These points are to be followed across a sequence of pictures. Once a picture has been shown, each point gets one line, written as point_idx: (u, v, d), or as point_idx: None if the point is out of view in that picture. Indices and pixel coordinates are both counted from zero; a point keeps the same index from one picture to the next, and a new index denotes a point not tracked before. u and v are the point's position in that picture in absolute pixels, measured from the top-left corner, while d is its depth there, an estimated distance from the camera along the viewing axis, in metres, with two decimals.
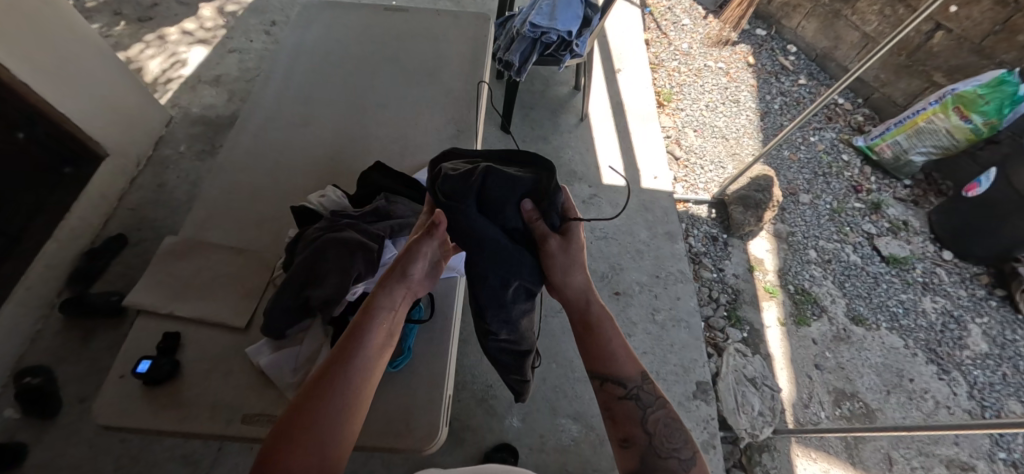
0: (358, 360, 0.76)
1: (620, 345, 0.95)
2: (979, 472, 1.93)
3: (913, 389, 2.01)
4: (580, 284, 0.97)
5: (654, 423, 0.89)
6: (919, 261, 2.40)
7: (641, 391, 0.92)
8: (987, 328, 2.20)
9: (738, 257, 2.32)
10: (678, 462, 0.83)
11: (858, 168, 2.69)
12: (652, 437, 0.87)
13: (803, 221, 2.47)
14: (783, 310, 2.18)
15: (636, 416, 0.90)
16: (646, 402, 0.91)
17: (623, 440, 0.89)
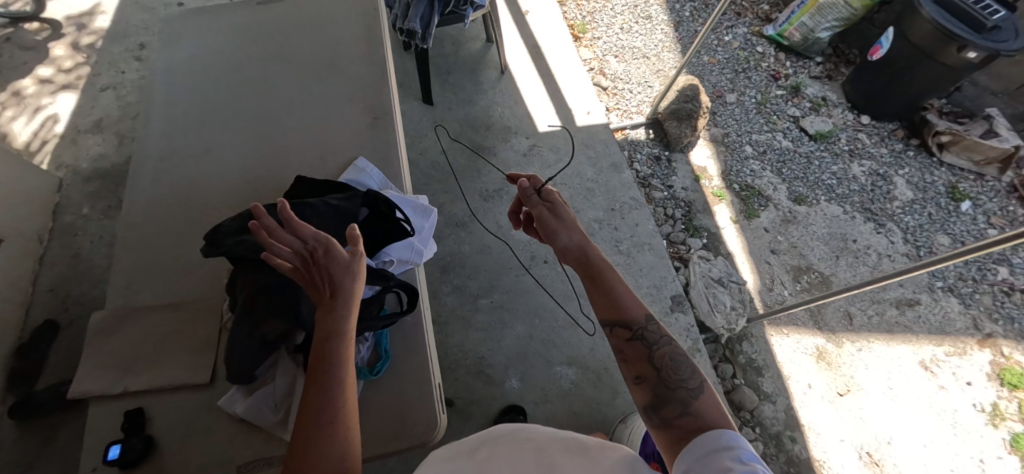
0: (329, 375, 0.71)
1: (622, 287, 0.91)
2: (922, 304, 2.19)
3: (857, 249, 2.21)
4: (575, 232, 1.03)
5: (661, 357, 0.79)
6: (842, 132, 2.55)
7: (646, 329, 0.83)
8: (909, 177, 2.42)
9: (683, 170, 2.39)
10: (688, 391, 0.72)
11: (773, 57, 2.77)
12: (660, 370, 0.77)
13: (734, 120, 2.55)
14: (734, 209, 2.29)
15: (645, 353, 0.80)
16: (654, 340, 0.81)
17: (636, 378, 0.79)
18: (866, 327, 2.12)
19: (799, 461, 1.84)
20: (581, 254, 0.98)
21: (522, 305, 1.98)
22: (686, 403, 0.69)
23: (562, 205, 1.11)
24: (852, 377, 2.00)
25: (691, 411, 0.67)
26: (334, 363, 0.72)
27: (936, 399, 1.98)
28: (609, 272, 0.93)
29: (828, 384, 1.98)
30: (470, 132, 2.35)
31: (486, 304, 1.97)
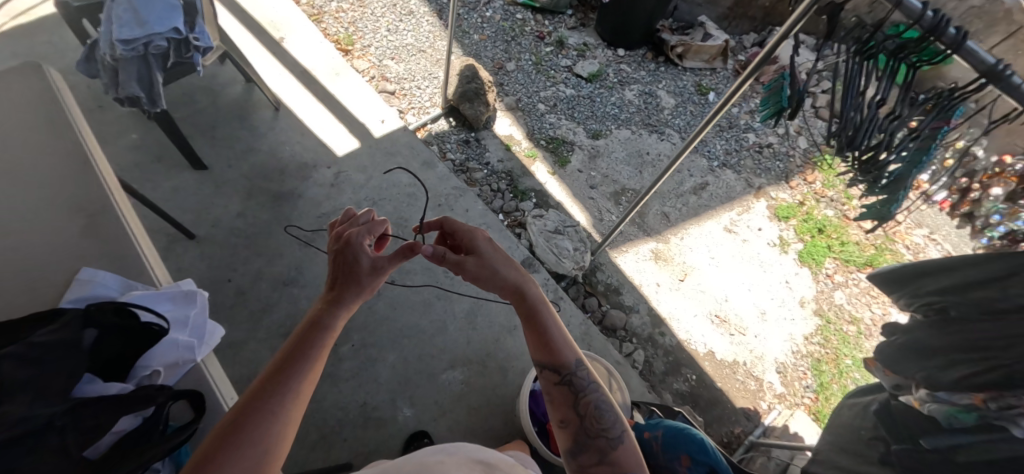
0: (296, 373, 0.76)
1: (564, 347, 0.94)
2: (712, 183, 2.64)
3: (652, 158, 2.58)
4: (513, 289, 0.96)
5: (586, 406, 0.90)
6: (609, 67, 2.91)
7: (575, 376, 0.92)
8: (668, 88, 2.87)
9: (492, 144, 2.50)
10: (608, 440, 0.85)
11: (533, 20, 3.02)
12: (585, 419, 0.88)
13: (521, 85, 2.74)
14: (548, 163, 2.48)
15: (573, 398, 0.90)
16: (582, 387, 0.91)
17: (559, 421, 0.91)
18: (680, 219, 2.48)
19: (671, 350, 2.12)
20: (517, 297, 0.95)
21: (387, 332, 1.89)
22: (606, 450, 0.84)
23: (493, 253, 1.00)
24: (685, 262, 2.36)
25: (606, 461, 0.83)
26: (307, 349, 0.79)
27: (745, 251, 2.46)
28: (551, 326, 0.95)
29: (669, 276, 2.30)
30: (265, 182, 2.16)
31: (349, 350, 1.83)
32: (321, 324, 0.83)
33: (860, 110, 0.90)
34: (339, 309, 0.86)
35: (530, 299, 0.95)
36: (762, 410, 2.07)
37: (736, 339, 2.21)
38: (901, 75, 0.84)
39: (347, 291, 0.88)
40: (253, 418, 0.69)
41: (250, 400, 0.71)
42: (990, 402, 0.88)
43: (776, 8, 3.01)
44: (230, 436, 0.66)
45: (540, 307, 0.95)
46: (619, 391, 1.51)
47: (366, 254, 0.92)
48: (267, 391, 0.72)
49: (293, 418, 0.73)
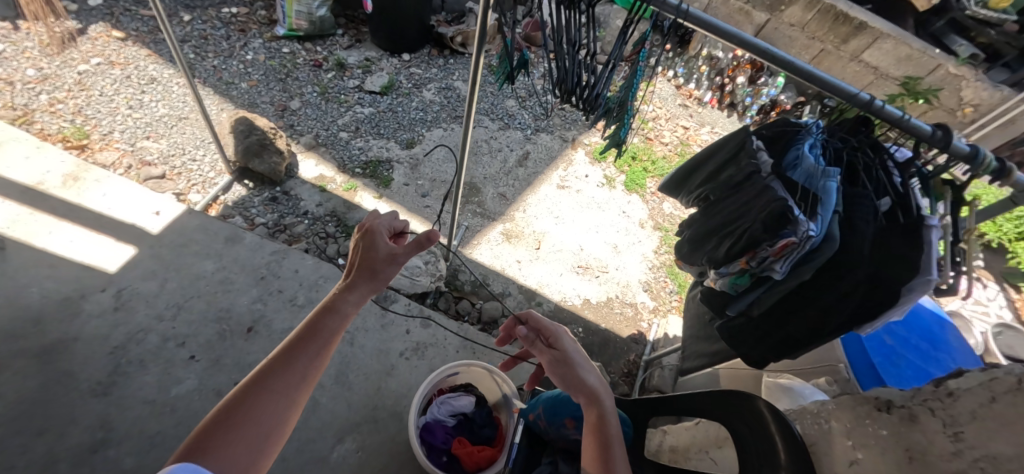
0: (300, 361, 0.73)
1: (621, 460, 0.81)
2: (532, 150, 2.79)
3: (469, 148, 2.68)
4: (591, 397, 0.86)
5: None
6: (400, 75, 2.93)
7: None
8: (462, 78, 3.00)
9: (304, 191, 2.34)
10: None
11: (302, 50, 2.91)
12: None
13: (314, 120, 2.60)
14: (371, 188, 2.40)
15: None
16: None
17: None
18: (517, 192, 2.58)
19: (553, 314, 2.19)
20: (591, 400, 0.86)
21: None
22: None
23: (574, 356, 0.91)
24: (535, 230, 2.46)
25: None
26: (320, 331, 0.78)
27: (582, 200, 2.66)
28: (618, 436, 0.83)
29: (524, 249, 2.37)
30: (9, 339, 1.63)
31: None
32: (339, 307, 0.83)
33: (575, 53, 0.92)
34: (353, 295, 0.85)
35: (604, 410, 0.85)
36: (644, 329, 2.27)
37: (602, 279, 2.38)
38: (589, 11, 0.85)
39: (361, 282, 0.87)
40: (256, 398, 0.66)
41: (268, 368, 0.71)
42: (751, 259, 0.89)
43: None
44: (229, 411, 0.64)
45: (609, 416, 0.85)
46: (504, 382, 1.49)
47: (381, 260, 0.90)
48: (278, 367, 0.71)
49: (295, 404, 0.71)
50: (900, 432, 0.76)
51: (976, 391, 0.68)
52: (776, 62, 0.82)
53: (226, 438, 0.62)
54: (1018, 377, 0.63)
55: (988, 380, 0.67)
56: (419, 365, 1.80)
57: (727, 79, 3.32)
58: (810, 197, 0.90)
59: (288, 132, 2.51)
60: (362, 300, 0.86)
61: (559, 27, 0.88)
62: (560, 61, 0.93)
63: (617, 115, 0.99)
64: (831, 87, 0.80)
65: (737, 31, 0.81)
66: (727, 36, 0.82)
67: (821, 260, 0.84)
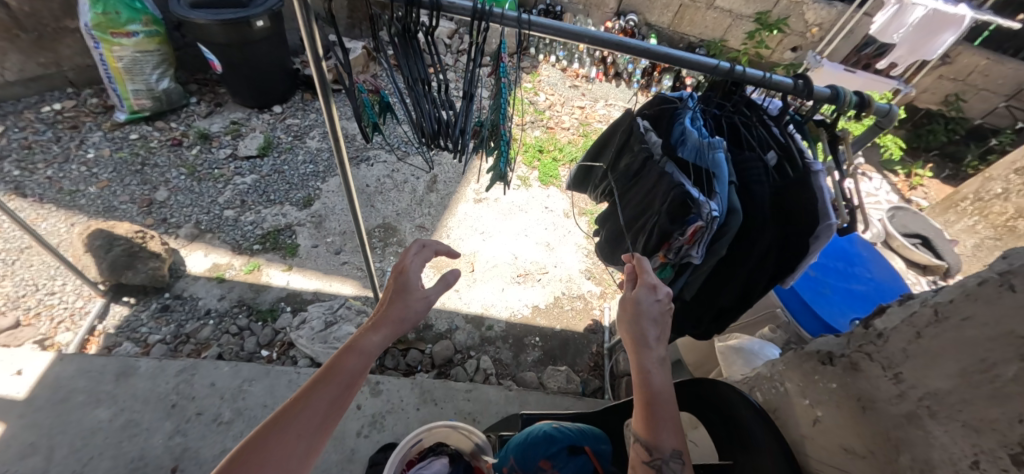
0: (315, 399, 0.61)
1: (669, 426, 0.67)
2: (439, 172, 2.69)
3: (372, 189, 2.51)
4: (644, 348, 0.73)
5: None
6: (277, 132, 2.71)
7: (669, 465, 0.63)
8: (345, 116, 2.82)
9: (200, 288, 2.02)
10: None
11: (155, 131, 2.56)
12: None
13: (190, 206, 2.29)
14: (277, 261, 2.16)
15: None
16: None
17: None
18: (436, 219, 2.46)
19: (506, 334, 2.11)
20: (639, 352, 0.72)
21: None
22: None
23: (645, 304, 0.76)
24: (465, 253, 2.37)
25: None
26: (344, 373, 0.65)
27: (503, 207, 2.60)
28: (665, 397, 0.69)
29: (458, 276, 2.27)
30: None
31: None
32: (364, 343, 0.69)
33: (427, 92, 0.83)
34: (376, 331, 0.71)
35: (644, 364, 0.71)
36: (598, 317, 2.27)
37: (543, 282, 2.34)
38: (429, 40, 0.76)
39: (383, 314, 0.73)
40: (269, 444, 0.56)
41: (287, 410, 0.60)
42: (668, 252, 0.87)
43: None
44: (241, 456, 0.55)
45: (654, 382, 0.70)
46: (474, 433, 1.40)
47: (414, 287, 0.76)
48: (301, 409, 0.60)
49: (310, 452, 0.58)
50: (848, 383, 0.76)
51: (901, 329, 0.68)
52: (629, 50, 0.78)
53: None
54: (933, 306, 0.64)
55: (908, 315, 0.68)
56: (383, 438, 1.61)
57: (606, 51, 3.46)
58: (703, 173, 0.88)
59: (162, 228, 2.17)
60: (386, 335, 0.71)
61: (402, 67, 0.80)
62: (414, 102, 0.84)
63: (493, 144, 0.93)
64: (690, 62, 0.78)
65: (584, 29, 0.75)
66: (573, 37, 0.76)
67: (731, 235, 0.81)
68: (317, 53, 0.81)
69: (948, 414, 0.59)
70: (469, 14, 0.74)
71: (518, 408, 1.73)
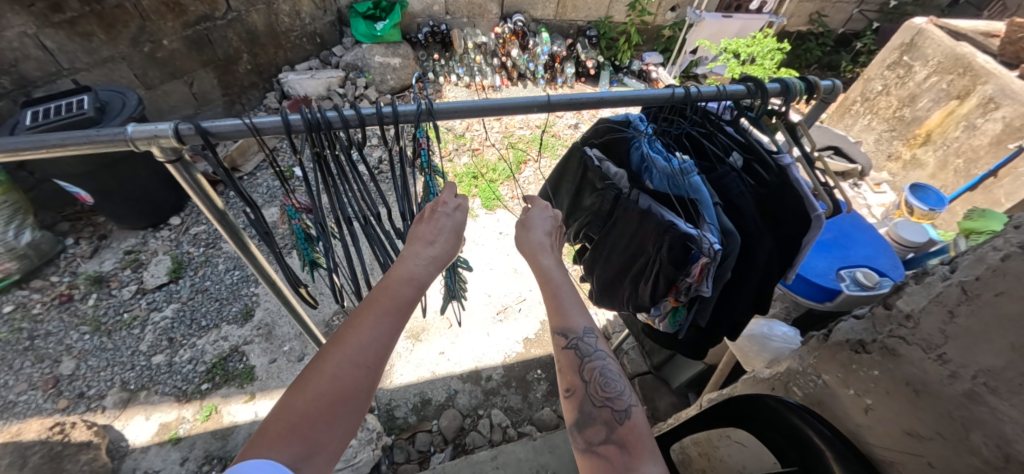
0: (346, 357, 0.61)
1: (577, 310, 0.76)
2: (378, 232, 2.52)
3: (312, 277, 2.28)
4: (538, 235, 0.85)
5: (591, 370, 0.73)
6: (185, 245, 2.39)
7: (583, 341, 0.74)
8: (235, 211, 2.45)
9: (153, 458, 1.71)
10: (613, 411, 0.68)
11: (31, 293, 2.13)
12: (589, 386, 0.72)
13: (108, 367, 1.93)
14: (235, 394, 1.89)
15: (575, 365, 0.73)
16: (588, 352, 0.74)
17: (566, 390, 0.74)
18: None
19: (507, 379, 2.01)
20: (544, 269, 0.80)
21: None
22: (612, 425, 0.67)
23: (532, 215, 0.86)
24: (438, 310, 2.23)
25: (616, 441, 0.65)
26: (397, 304, 0.68)
27: None
28: (564, 284, 0.78)
29: (440, 336, 2.13)
30: None
31: None
32: (411, 270, 0.71)
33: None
34: (421, 258, 0.73)
35: (544, 263, 0.79)
36: None
37: (526, 312, 2.26)
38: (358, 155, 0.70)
39: (419, 240, 0.75)
40: (301, 397, 0.58)
41: (342, 335, 0.64)
42: (680, 293, 0.88)
43: (260, 64, 2.93)
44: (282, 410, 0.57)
45: (558, 285, 0.78)
46: None
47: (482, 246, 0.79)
48: (358, 338, 0.63)
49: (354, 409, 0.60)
50: (890, 368, 0.78)
51: (932, 310, 0.72)
52: (580, 105, 0.74)
53: (298, 402, 0.57)
54: (959, 285, 0.67)
55: (935, 296, 0.71)
56: None
57: (504, 57, 3.42)
58: (687, 201, 0.87)
59: (81, 407, 1.82)
60: (436, 268, 0.74)
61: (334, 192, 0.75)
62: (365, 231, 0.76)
63: None
64: (644, 98, 0.75)
65: (533, 99, 0.71)
66: (525, 109, 0.71)
67: (734, 257, 0.82)
68: (219, 207, 0.72)
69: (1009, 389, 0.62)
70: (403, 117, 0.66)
71: (549, 455, 1.63)
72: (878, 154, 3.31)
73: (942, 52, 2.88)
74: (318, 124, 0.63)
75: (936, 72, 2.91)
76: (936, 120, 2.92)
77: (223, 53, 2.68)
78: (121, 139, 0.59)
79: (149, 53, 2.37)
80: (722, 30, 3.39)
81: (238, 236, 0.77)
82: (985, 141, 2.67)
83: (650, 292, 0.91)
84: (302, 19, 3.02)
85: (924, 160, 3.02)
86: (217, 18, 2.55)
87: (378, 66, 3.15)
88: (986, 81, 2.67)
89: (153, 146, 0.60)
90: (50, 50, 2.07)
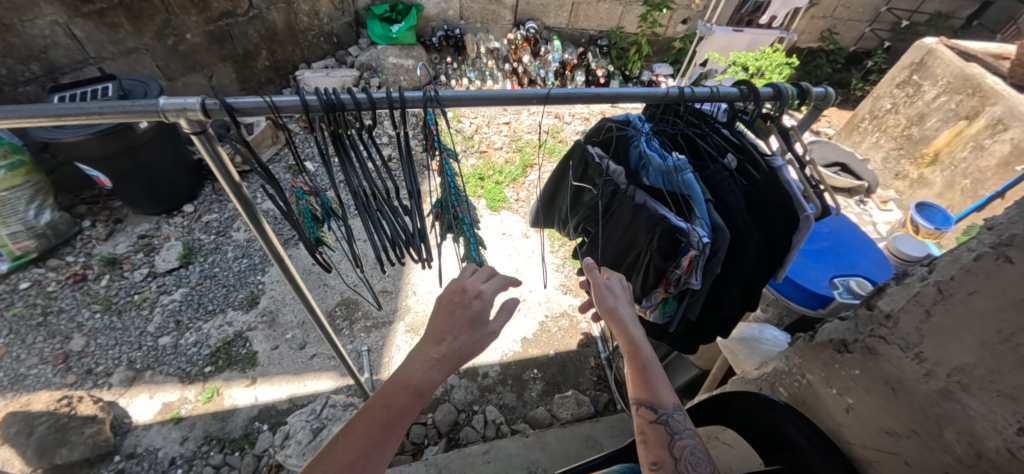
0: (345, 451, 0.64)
1: (663, 387, 0.77)
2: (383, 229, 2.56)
3: (316, 271, 2.32)
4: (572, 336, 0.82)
5: (681, 447, 0.74)
6: (197, 233, 2.45)
7: (672, 417, 0.75)
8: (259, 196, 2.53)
9: (155, 435, 1.75)
10: None
11: (48, 272, 2.20)
12: (679, 463, 0.73)
13: (116, 346, 1.99)
14: (237, 378, 1.94)
15: (666, 438, 0.73)
16: (679, 430, 0.74)
17: (652, 463, 0.75)
18: (397, 279, 2.34)
19: (503, 376, 2.04)
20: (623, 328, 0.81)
21: None
22: None
23: (445, 292, 0.79)
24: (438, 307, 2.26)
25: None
26: (395, 411, 0.67)
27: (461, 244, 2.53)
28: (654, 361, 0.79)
29: None
30: None
31: None
32: (411, 375, 0.70)
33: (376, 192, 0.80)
34: (439, 369, 0.71)
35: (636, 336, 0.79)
36: (587, 329, 2.25)
37: (525, 312, 2.28)
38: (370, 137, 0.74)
39: (429, 339, 0.74)
40: None
41: (334, 445, 0.64)
42: (669, 285, 0.91)
43: (278, 61, 3.01)
44: None
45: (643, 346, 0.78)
46: None
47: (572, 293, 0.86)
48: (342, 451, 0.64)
49: None
50: (871, 367, 0.81)
51: (910, 310, 0.75)
52: (583, 99, 0.77)
53: None
54: (935, 285, 0.70)
55: (913, 296, 0.74)
56: None
57: (515, 63, 3.48)
58: (680, 197, 0.90)
59: (88, 383, 1.87)
60: (440, 372, 0.71)
61: (349, 169, 0.78)
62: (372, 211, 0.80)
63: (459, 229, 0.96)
64: (641, 96, 0.79)
65: (533, 90, 0.74)
66: (528, 99, 0.75)
67: (723, 251, 0.85)
68: (236, 181, 0.75)
69: (980, 386, 0.64)
70: (416, 102, 0.71)
71: (541, 452, 1.64)
72: (886, 172, 3.31)
73: (952, 73, 2.88)
74: (334, 105, 0.68)
75: (945, 92, 2.92)
76: (944, 140, 2.92)
77: (243, 49, 2.77)
78: (153, 111, 0.64)
79: (172, 46, 2.46)
80: (733, 44, 3.42)
81: (252, 212, 0.82)
82: (993, 162, 2.67)
83: (640, 283, 0.95)
84: (320, 19, 3.12)
85: (931, 180, 3.02)
86: (239, 14, 2.64)
87: (392, 67, 3.22)
88: (994, 102, 2.68)
89: (181, 118, 0.65)
90: (78, 39, 2.16)
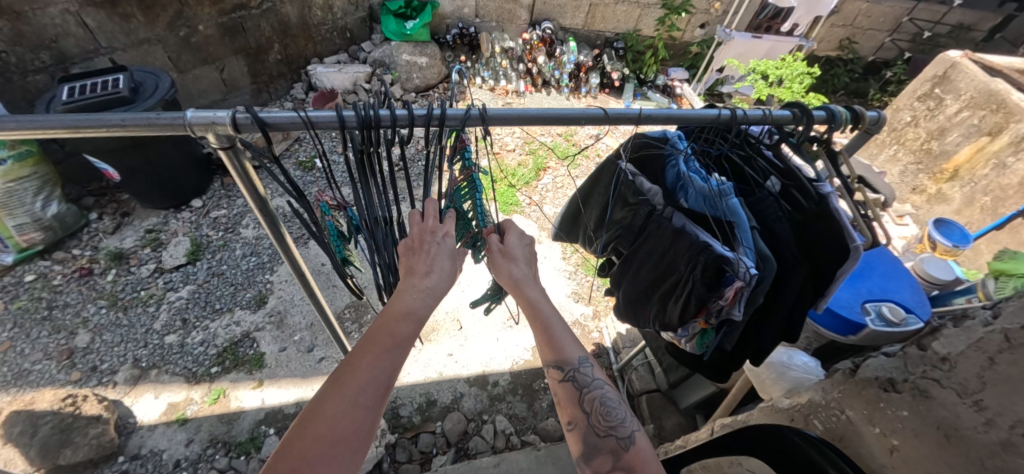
0: (353, 385, 0.59)
1: (572, 345, 0.78)
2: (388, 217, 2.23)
3: (324, 271, 2.28)
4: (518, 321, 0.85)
5: (591, 402, 0.76)
6: (205, 229, 2.41)
7: (580, 376, 0.76)
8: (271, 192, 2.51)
9: (160, 437, 1.72)
10: (618, 440, 0.72)
11: (54, 265, 2.17)
12: (591, 417, 0.75)
13: (122, 343, 1.96)
14: (244, 379, 1.90)
15: (577, 396, 0.76)
16: (587, 384, 0.77)
17: (567, 422, 0.78)
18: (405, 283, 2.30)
19: (514, 385, 2.00)
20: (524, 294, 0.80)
21: None
22: (617, 453, 0.71)
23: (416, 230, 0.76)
24: (448, 312, 2.23)
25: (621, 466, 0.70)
26: (397, 339, 0.65)
27: None
28: (558, 321, 0.78)
29: (449, 338, 2.13)
30: None
31: None
32: (409, 304, 0.68)
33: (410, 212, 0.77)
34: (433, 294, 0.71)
35: (533, 300, 0.79)
36: (599, 339, 2.22)
37: None
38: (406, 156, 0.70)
39: (413, 273, 0.72)
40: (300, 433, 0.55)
41: (342, 376, 0.60)
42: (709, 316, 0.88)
43: (290, 55, 2.97)
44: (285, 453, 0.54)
45: (539, 305, 0.78)
46: None
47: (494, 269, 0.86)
48: (355, 380, 0.60)
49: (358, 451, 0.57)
50: (920, 410, 0.77)
51: (972, 355, 0.73)
52: (631, 119, 0.73)
53: (297, 452, 0.53)
54: (1003, 333, 0.69)
55: (976, 342, 0.73)
56: None
57: (530, 63, 3.43)
58: (723, 223, 0.86)
59: (93, 380, 1.84)
60: (435, 299, 0.71)
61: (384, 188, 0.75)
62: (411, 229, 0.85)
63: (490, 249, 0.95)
64: (691, 117, 0.74)
65: (582, 111, 0.71)
66: (577, 121, 0.71)
67: (768, 282, 0.81)
68: (262, 196, 0.72)
69: None
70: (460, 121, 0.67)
71: (553, 466, 1.59)
72: (902, 186, 3.26)
73: (976, 87, 2.82)
74: (372, 122, 0.64)
75: (968, 107, 2.86)
76: (965, 155, 2.87)
77: (255, 42, 2.73)
78: (180, 124, 0.60)
79: (185, 37, 2.42)
80: (751, 50, 3.37)
81: (276, 226, 0.79)
82: (1015, 180, 2.62)
83: (678, 311, 0.92)
84: (334, 14, 3.07)
85: (950, 195, 2.98)
86: (252, 7, 2.59)
87: (405, 64, 3.17)
88: (1019, 119, 2.62)
89: (209, 132, 0.61)
90: (89, 29, 2.11)
